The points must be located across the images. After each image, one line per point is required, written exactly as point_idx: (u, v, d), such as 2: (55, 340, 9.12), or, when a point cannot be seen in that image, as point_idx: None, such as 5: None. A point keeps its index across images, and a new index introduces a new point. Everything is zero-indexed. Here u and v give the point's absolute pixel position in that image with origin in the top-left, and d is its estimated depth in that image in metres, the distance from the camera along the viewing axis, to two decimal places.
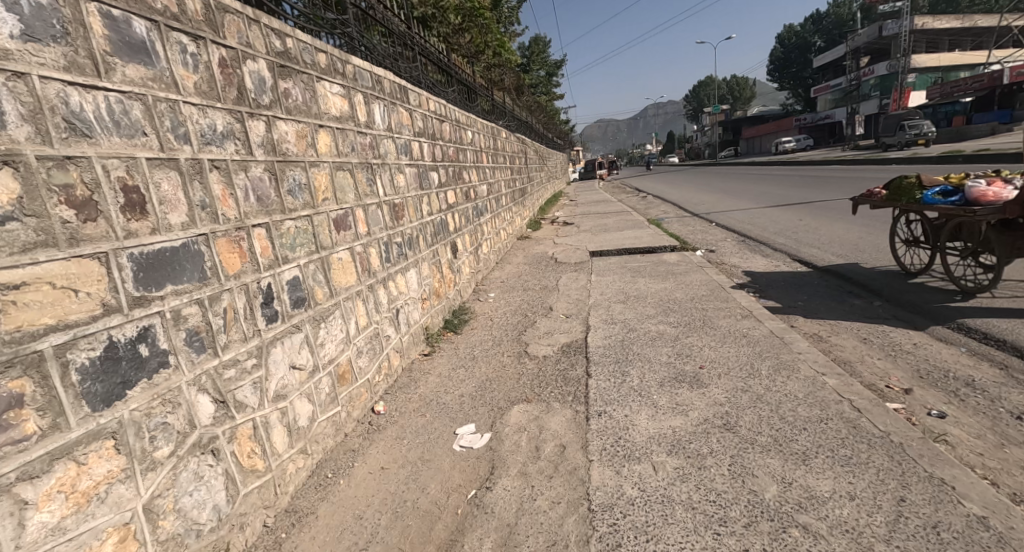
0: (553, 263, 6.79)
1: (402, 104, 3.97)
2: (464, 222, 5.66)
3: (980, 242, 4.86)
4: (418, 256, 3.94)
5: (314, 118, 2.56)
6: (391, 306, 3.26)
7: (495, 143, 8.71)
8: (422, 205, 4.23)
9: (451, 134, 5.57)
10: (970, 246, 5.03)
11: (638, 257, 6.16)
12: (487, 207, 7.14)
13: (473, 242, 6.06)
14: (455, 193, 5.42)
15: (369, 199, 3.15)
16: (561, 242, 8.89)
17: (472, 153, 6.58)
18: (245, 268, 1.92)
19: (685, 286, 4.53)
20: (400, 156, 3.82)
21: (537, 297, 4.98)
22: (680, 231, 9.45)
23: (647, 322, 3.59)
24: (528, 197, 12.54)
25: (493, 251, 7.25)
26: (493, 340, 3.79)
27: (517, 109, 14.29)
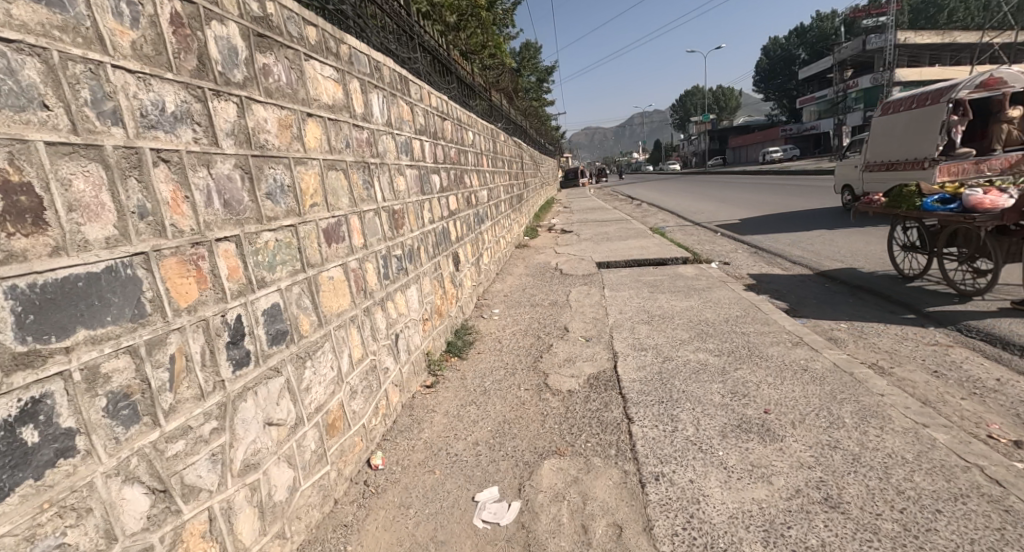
0: (558, 275, 6.34)
1: (404, 98, 3.51)
2: (466, 232, 5.19)
3: (977, 247, 5.09)
4: (420, 271, 3.45)
5: (301, 105, 2.07)
6: (389, 332, 2.77)
7: (494, 146, 8.26)
8: (423, 212, 3.74)
9: (453, 134, 5.12)
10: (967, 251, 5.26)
11: (652, 270, 5.76)
12: (487, 215, 6.67)
13: (475, 252, 5.60)
14: (457, 199, 4.95)
15: (365, 205, 2.66)
16: (563, 252, 8.45)
17: (473, 156, 6.11)
18: (205, 297, 1.41)
19: (712, 305, 4.13)
20: (400, 155, 3.34)
21: (548, 314, 4.52)
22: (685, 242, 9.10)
23: (682, 350, 3.15)
24: (524, 204, 12.09)
25: (494, 261, 6.79)
26: (505, 368, 3.33)
27: (512, 112, 13.87)
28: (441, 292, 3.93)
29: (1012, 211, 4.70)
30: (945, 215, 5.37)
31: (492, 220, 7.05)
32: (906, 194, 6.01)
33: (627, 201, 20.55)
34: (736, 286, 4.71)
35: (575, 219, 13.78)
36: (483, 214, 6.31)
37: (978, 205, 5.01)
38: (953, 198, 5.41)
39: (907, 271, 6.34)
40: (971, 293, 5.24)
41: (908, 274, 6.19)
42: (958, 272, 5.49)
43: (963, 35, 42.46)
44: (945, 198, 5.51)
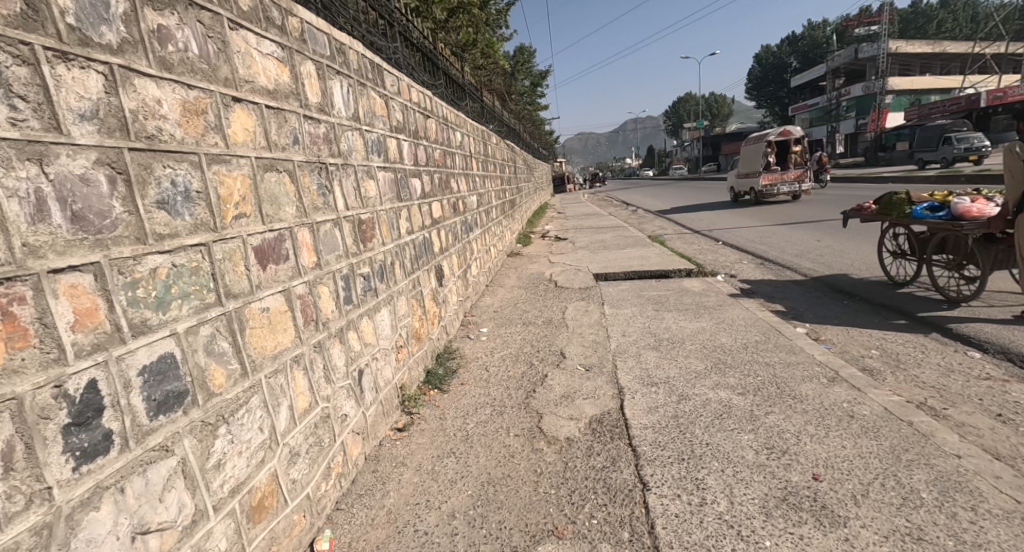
0: (553, 289, 5.91)
1: (376, 90, 3.05)
2: (451, 242, 4.71)
3: (965, 254, 4.99)
4: (393, 292, 2.97)
5: (224, 86, 1.59)
6: (350, 368, 2.30)
7: (485, 148, 7.79)
8: (399, 222, 3.25)
9: (438, 134, 4.66)
10: (955, 257, 5.15)
11: (654, 285, 5.34)
12: (476, 223, 6.20)
13: (462, 264, 5.13)
14: (441, 206, 4.48)
15: (321, 215, 2.19)
16: (558, 261, 8.02)
17: (461, 159, 5.65)
18: (18, 362, 0.92)
19: (725, 327, 3.70)
20: (371, 155, 2.87)
21: (542, 336, 4.08)
22: (685, 251, 8.70)
23: (699, 386, 2.71)
24: (517, 209, 11.65)
25: (484, 273, 6.33)
26: (491, 405, 2.86)
27: (505, 115, 13.43)
28: (420, 313, 3.46)
29: (998, 219, 4.62)
30: (934, 222, 5.29)
31: (482, 228, 6.59)
32: (896, 201, 5.93)
33: (621, 207, 20.19)
34: (748, 304, 4.29)
35: (569, 226, 13.36)
36: (471, 222, 5.84)
37: (965, 212, 4.95)
38: (942, 207, 5.34)
39: (898, 277, 6.24)
40: (959, 300, 5.15)
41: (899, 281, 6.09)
42: (948, 279, 5.40)
43: (953, 45, 42.89)
44: (935, 206, 5.44)
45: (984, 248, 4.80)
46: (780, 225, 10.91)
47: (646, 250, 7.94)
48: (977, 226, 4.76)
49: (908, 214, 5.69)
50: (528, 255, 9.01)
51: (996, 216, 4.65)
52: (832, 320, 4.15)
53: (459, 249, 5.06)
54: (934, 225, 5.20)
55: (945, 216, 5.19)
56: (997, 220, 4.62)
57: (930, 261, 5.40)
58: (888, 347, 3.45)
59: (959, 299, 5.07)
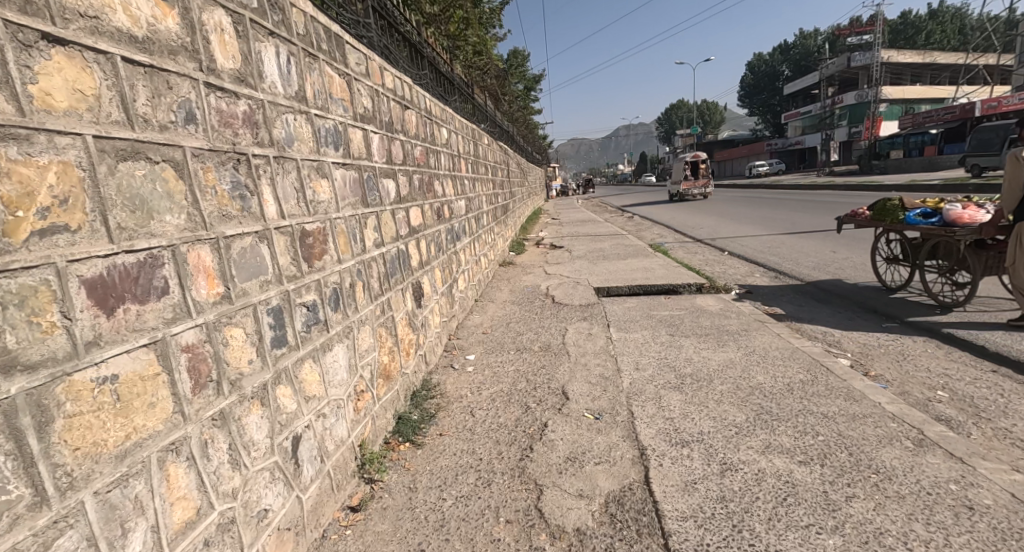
0: (550, 306, 5.33)
1: (336, 67, 2.41)
2: (433, 255, 4.07)
3: (957, 259, 4.89)
4: (350, 322, 2.33)
5: (26, 14, 0.96)
6: (281, 438, 1.66)
7: (476, 150, 7.21)
8: (362, 234, 2.61)
9: (420, 131, 4.03)
10: (948, 263, 5.04)
11: (664, 305, 4.76)
12: (464, 232, 5.57)
13: (446, 280, 4.51)
14: (421, 211, 3.85)
15: (238, 226, 1.56)
16: (554, 272, 7.44)
17: (448, 159, 5.06)
18: None
19: (757, 361, 3.12)
20: (325, 148, 2.24)
21: (538, 369, 3.48)
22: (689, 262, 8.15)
23: (743, 450, 2.13)
24: (510, 215, 11.08)
25: (472, 287, 5.72)
26: (476, 471, 2.24)
27: (498, 116, 12.90)
28: (390, 345, 2.82)
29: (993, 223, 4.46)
30: (927, 229, 5.16)
31: (471, 238, 5.96)
32: (889, 207, 5.76)
33: (617, 213, 19.66)
34: (777, 330, 3.72)
35: (564, 232, 12.81)
36: (459, 229, 5.22)
37: (958, 218, 4.82)
38: (935, 212, 5.19)
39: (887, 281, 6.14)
40: (949, 306, 5.04)
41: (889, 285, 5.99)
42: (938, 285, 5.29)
43: (944, 55, 43.14)
44: (926, 212, 5.30)
45: (977, 254, 4.68)
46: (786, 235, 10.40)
47: (650, 261, 7.36)
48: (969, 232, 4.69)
49: (900, 220, 5.53)
50: (521, 265, 8.40)
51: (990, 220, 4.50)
52: (872, 349, 3.61)
53: (443, 262, 4.42)
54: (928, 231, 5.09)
55: (938, 222, 5.05)
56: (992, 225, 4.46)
57: (922, 266, 5.28)
58: (955, 388, 2.87)
59: (950, 305, 4.99)
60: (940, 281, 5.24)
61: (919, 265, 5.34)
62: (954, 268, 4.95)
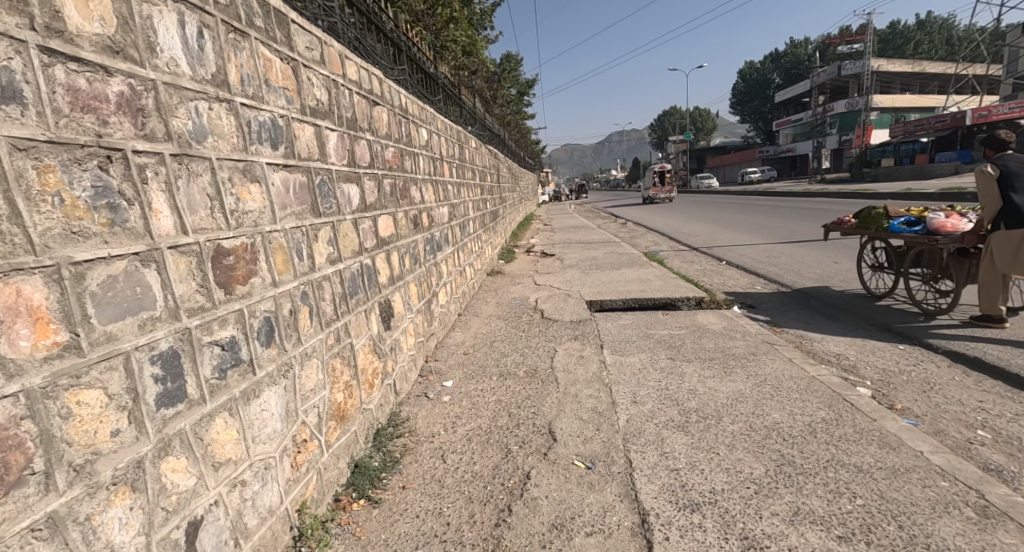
0: (539, 322, 4.95)
1: (276, 49, 2.01)
2: (407, 269, 3.65)
3: (939, 268, 4.75)
4: (288, 358, 1.91)
5: None
6: (164, 531, 1.24)
7: (462, 153, 6.84)
8: (309, 249, 2.20)
9: (394, 131, 3.63)
10: (930, 271, 4.90)
11: (661, 323, 4.39)
12: (447, 242, 5.17)
13: (424, 295, 4.10)
14: (392, 219, 3.44)
15: (102, 248, 1.15)
16: (544, 283, 7.07)
17: (428, 162, 4.68)
18: None
19: (771, 395, 2.74)
20: (256, 146, 1.84)
21: (522, 401, 3.08)
22: (685, 273, 7.81)
23: (765, 519, 1.74)
24: (500, 222, 10.72)
25: (455, 301, 5.31)
26: (440, 543, 1.83)
27: (488, 119, 12.56)
28: (347, 379, 2.40)
29: (971, 235, 4.40)
30: (909, 237, 4.98)
31: (454, 248, 5.55)
32: (874, 214, 5.61)
33: (611, 220, 19.35)
34: (789, 355, 3.35)
35: (556, 239, 12.45)
36: (439, 238, 4.81)
37: (940, 227, 4.65)
38: (918, 221, 5.01)
39: (874, 289, 5.99)
40: (932, 314, 4.88)
41: (875, 293, 5.83)
42: (923, 293, 5.13)
43: (932, 65, 43.59)
44: (910, 220, 5.11)
45: (957, 262, 4.57)
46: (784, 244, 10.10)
47: (644, 272, 7.01)
48: (951, 241, 4.53)
49: (884, 227, 5.34)
50: (510, 275, 8.01)
51: (969, 230, 4.42)
52: (893, 377, 3.25)
53: (420, 275, 4.01)
54: (910, 240, 4.93)
55: (920, 230, 4.86)
56: (970, 237, 4.40)
57: (905, 274, 5.14)
58: (997, 426, 2.52)
59: (933, 313, 4.83)
60: (924, 290, 5.09)
61: (902, 273, 5.20)
62: (937, 276, 4.80)
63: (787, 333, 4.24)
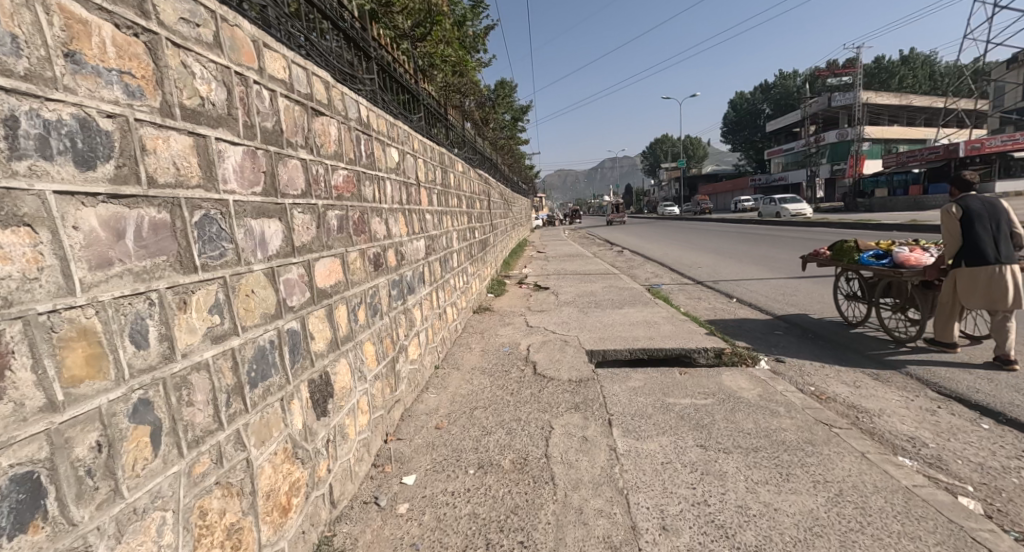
0: (531, 379, 4.14)
1: (102, 7, 1.23)
2: (359, 325, 2.84)
3: (907, 298, 4.99)
4: (81, 539, 1.07)
5: None
6: None
7: (446, 178, 6.14)
8: (161, 327, 1.37)
9: (347, 151, 2.88)
10: (900, 301, 5.11)
11: (679, 388, 3.60)
12: (420, 283, 4.37)
13: (385, 354, 3.28)
14: (337, 263, 2.64)
15: None
16: (536, 324, 6.29)
17: (399, 189, 3.95)
18: None
19: (860, 527, 1.93)
20: (32, 164, 1.04)
21: (506, 518, 2.23)
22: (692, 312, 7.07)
23: None
24: (489, 251, 9.98)
25: (430, 353, 4.50)
26: None
27: (479, 142, 11.95)
28: (231, 521, 1.57)
29: (932, 269, 4.69)
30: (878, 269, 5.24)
31: (431, 288, 4.77)
32: (845, 247, 5.83)
33: (606, 248, 18.68)
34: (860, 448, 2.54)
35: (550, 270, 11.71)
36: (409, 278, 4.01)
37: (904, 260, 4.90)
38: (885, 254, 5.30)
39: (850, 318, 6.22)
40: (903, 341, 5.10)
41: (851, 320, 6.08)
42: (893, 321, 5.37)
43: (919, 98, 44.36)
44: (879, 254, 5.38)
45: (922, 293, 4.82)
46: (795, 280, 9.39)
47: (649, 312, 6.26)
48: (915, 273, 4.74)
49: (855, 260, 5.62)
50: (499, 313, 7.22)
51: (931, 264, 4.69)
52: (997, 478, 2.44)
53: (380, 330, 3.20)
54: (878, 272, 5.13)
55: (887, 263, 5.13)
56: (933, 271, 4.68)
57: (876, 304, 5.36)
58: None
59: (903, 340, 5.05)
60: (894, 318, 5.33)
61: (874, 302, 5.43)
62: (905, 306, 5.01)
63: (833, 401, 3.46)
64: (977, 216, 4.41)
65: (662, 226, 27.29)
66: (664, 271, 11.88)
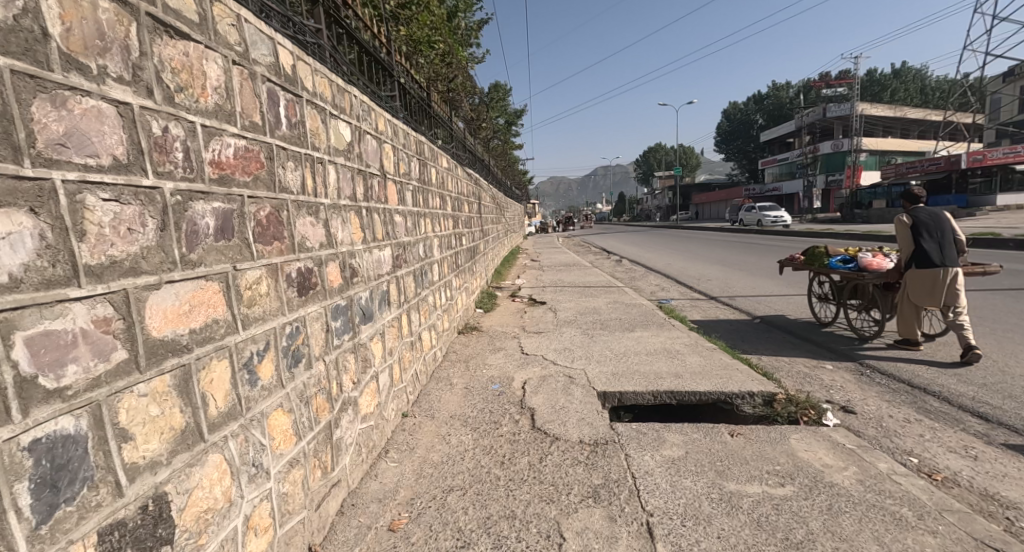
0: (527, 438, 3.13)
1: None
2: (256, 388, 1.76)
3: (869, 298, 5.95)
4: None
5: None
6: None
7: (428, 175, 5.15)
8: None
9: (250, 111, 1.83)
10: (864, 302, 6.13)
11: (737, 462, 2.59)
12: (381, 307, 3.33)
13: (316, 420, 2.23)
14: (214, 291, 1.58)
15: None
16: (533, 349, 5.30)
17: (351, 180, 2.91)
18: None
19: None
20: None
21: None
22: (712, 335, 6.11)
23: None
24: (479, 261, 8.97)
25: (395, 397, 3.47)
26: None
27: (470, 140, 10.94)
28: None
29: (893, 272, 5.63)
30: (845, 272, 6.21)
31: (398, 311, 3.72)
32: (817, 253, 6.86)
33: (604, 257, 17.73)
34: None
35: (546, 281, 10.74)
36: (362, 299, 2.95)
37: (868, 264, 5.92)
38: (851, 259, 6.32)
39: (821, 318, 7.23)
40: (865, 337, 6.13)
41: (823, 321, 7.04)
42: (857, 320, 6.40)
43: (913, 111, 44.41)
44: (846, 259, 6.40)
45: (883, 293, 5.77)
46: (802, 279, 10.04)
47: (667, 338, 5.30)
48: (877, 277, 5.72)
49: (825, 264, 6.64)
50: (488, 335, 6.21)
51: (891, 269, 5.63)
52: None
53: (304, 385, 2.14)
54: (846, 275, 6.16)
55: (853, 267, 6.13)
56: (892, 273, 5.62)
57: (845, 305, 6.37)
58: None
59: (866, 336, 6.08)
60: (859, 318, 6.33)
61: (843, 303, 6.37)
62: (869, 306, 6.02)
63: (954, 485, 2.45)
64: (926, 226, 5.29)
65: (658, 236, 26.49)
66: (670, 286, 10.87)
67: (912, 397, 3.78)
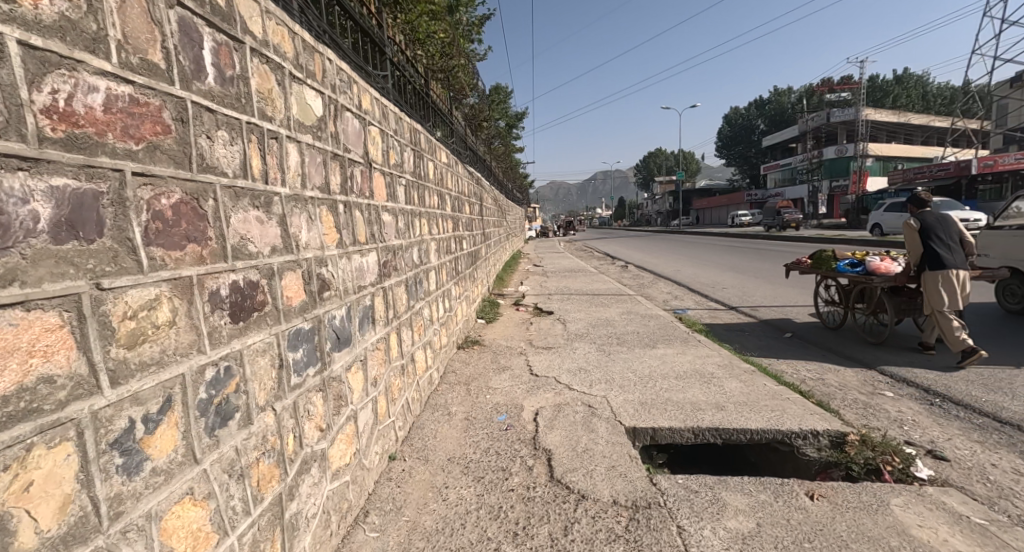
0: (547, 495, 2.49)
1: None
2: (139, 478, 1.11)
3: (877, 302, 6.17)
4: None
5: None
6: None
7: (425, 170, 4.54)
8: None
9: (142, 41, 1.19)
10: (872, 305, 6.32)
11: (832, 542, 1.94)
12: (362, 328, 2.68)
13: (260, 497, 1.58)
14: (48, 329, 0.92)
15: None
16: (544, 370, 4.67)
17: (324, 168, 2.28)
18: None
19: None
20: None
21: None
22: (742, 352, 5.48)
23: None
24: (481, 268, 8.36)
25: (380, 437, 2.83)
26: None
27: (471, 140, 10.35)
28: None
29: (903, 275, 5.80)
30: (853, 276, 6.40)
31: (385, 330, 3.08)
32: (824, 257, 7.01)
33: (609, 263, 17.13)
34: None
35: (552, 288, 10.12)
36: (335, 320, 2.30)
37: (876, 268, 6.05)
38: (859, 262, 6.44)
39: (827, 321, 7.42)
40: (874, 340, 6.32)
41: (831, 324, 7.21)
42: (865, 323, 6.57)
43: (918, 117, 44.07)
44: (853, 262, 6.50)
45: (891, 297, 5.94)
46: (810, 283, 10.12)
47: (696, 359, 4.67)
48: (885, 280, 5.92)
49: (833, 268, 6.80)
50: (492, 351, 5.58)
51: (900, 272, 5.80)
52: None
53: (239, 452, 1.48)
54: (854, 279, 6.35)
55: (861, 270, 6.31)
56: (901, 276, 5.78)
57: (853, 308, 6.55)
58: None
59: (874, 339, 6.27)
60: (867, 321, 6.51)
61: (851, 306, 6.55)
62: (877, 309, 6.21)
63: None
64: (934, 228, 5.49)
65: (662, 243, 25.91)
66: (684, 295, 10.26)
67: (1007, 435, 3.14)
